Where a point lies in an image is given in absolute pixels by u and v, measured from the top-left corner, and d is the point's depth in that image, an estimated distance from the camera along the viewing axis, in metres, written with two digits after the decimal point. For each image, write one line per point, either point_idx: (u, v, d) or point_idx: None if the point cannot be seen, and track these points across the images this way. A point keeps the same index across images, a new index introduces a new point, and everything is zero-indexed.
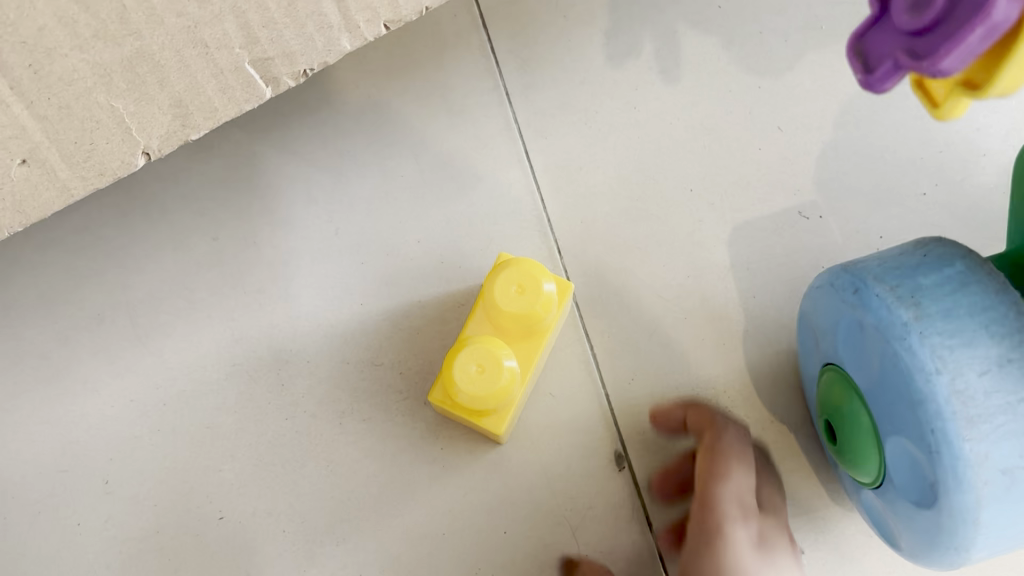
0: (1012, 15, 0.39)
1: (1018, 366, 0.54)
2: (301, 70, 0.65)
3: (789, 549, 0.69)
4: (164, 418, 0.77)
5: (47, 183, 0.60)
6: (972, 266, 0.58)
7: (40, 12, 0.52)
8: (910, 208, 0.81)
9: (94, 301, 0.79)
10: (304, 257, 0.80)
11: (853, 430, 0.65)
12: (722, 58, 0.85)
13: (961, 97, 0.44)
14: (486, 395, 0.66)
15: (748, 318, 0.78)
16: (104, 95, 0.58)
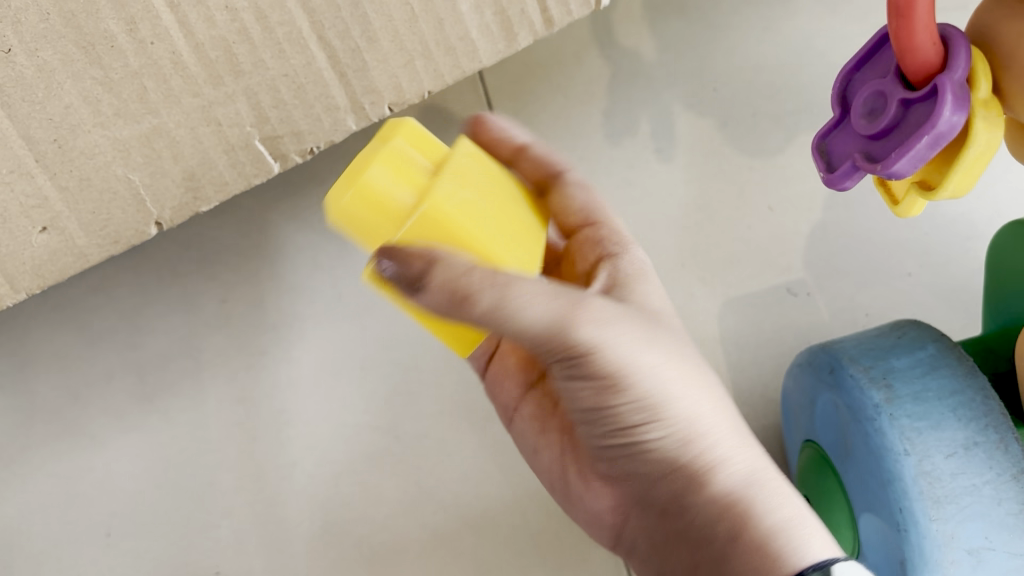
0: (957, 124, 0.41)
1: (983, 449, 0.56)
2: (309, 147, 0.66)
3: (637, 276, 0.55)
4: (167, 474, 0.80)
5: (65, 250, 0.63)
6: (943, 350, 0.61)
7: (67, 92, 0.58)
8: (897, 288, 0.84)
9: (106, 359, 0.82)
10: (307, 321, 0.83)
11: (828, 505, 0.68)
12: (716, 139, 0.87)
13: (917, 197, 0.48)
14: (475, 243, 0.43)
15: (737, 392, 0.82)
16: (122, 168, 0.62)
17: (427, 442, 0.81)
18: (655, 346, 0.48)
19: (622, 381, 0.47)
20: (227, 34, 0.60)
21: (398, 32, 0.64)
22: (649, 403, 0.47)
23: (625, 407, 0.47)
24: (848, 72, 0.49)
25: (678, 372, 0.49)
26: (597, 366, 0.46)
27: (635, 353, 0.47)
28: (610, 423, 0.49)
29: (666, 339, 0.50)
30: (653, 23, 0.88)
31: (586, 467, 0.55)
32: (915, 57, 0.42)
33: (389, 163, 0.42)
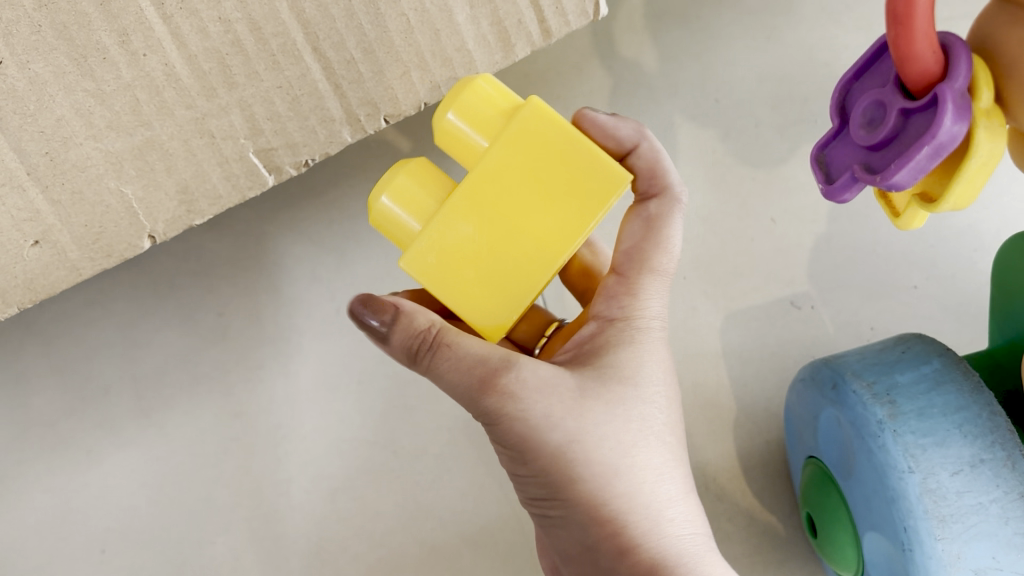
0: (956, 135, 0.40)
1: (990, 467, 0.55)
2: (304, 160, 0.65)
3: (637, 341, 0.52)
4: (162, 489, 0.79)
5: (58, 263, 0.62)
6: (949, 364, 0.59)
7: (58, 104, 0.57)
8: (902, 301, 0.83)
9: (102, 373, 0.81)
10: (305, 334, 0.82)
11: (831, 521, 0.67)
12: (719, 150, 0.86)
13: (918, 209, 0.47)
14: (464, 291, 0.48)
15: (739, 407, 0.81)
16: (114, 181, 0.60)
17: (426, 457, 0.80)
18: (584, 418, 0.48)
19: (531, 448, 0.48)
20: (220, 46, 0.58)
21: (393, 43, 0.62)
22: (554, 471, 0.49)
23: (530, 466, 0.49)
24: (847, 81, 0.48)
25: (604, 446, 0.49)
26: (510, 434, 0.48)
27: (551, 428, 0.48)
28: (524, 479, 0.51)
29: (609, 411, 0.49)
30: (655, 34, 0.87)
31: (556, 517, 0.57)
32: (914, 65, 0.41)
33: (392, 215, 0.48)
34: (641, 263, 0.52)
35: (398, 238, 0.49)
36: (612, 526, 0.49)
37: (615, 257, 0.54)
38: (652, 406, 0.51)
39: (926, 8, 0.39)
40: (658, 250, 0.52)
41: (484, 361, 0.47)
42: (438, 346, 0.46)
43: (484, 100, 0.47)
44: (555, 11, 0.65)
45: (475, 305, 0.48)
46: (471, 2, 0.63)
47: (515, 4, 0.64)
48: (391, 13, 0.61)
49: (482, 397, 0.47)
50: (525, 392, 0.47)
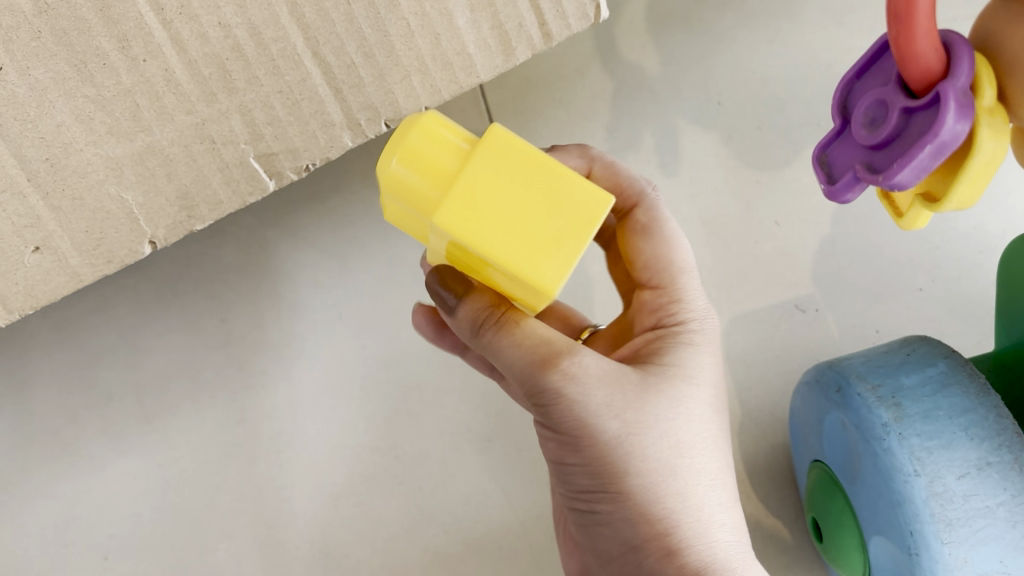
0: (960, 133, 0.40)
1: (997, 470, 0.54)
2: (305, 164, 0.64)
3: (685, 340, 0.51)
4: (165, 496, 0.79)
5: (58, 269, 0.61)
6: (954, 366, 0.59)
7: (58, 110, 0.56)
8: (908, 303, 0.82)
9: (105, 380, 0.81)
10: (308, 340, 0.82)
11: (836, 526, 0.66)
12: (722, 153, 0.85)
13: (922, 209, 0.46)
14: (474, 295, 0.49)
15: (744, 411, 0.80)
16: (114, 187, 0.60)
17: (428, 463, 0.80)
18: (642, 412, 0.47)
19: (584, 438, 0.47)
20: (220, 51, 0.58)
21: (394, 47, 0.62)
22: (609, 461, 0.47)
23: (580, 455, 0.47)
24: (849, 80, 0.47)
25: (661, 442, 0.48)
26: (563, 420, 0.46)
27: (609, 415, 0.46)
28: (573, 470, 0.49)
29: (668, 408, 0.48)
30: (657, 39, 0.87)
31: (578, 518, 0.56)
32: (915, 63, 0.41)
33: None
34: (667, 269, 0.53)
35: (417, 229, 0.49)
36: (661, 527, 0.48)
37: (638, 273, 0.55)
38: (704, 410, 0.50)
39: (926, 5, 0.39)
40: (678, 253, 0.54)
41: (548, 343, 0.45)
42: (504, 322, 0.45)
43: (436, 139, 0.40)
44: (556, 13, 0.65)
45: None
46: (471, 6, 0.63)
47: (515, 7, 0.64)
48: (391, 17, 0.61)
49: (537, 387, 0.46)
50: (591, 375, 0.46)
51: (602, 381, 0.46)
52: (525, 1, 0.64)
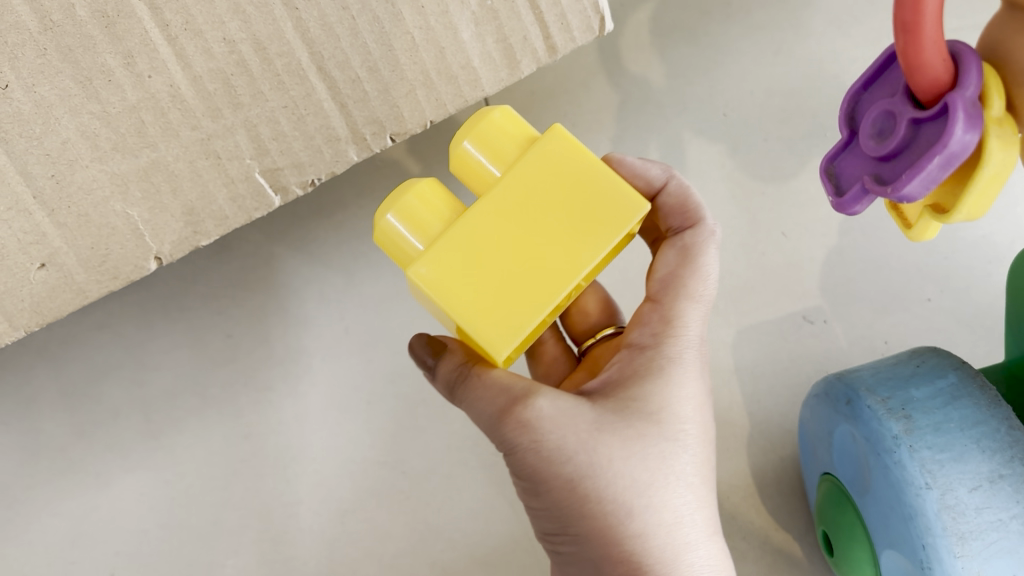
0: (968, 144, 0.40)
1: (1009, 483, 0.54)
2: (310, 179, 0.64)
3: (662, 371, 0.50)
4: (172, 512, 0.79)
5: (64, 286, 0.60)
6: (965, 378, 0.58)
7: (64, 127, 0.56)
8: (916, 314, 0.82)
9: (111, 396, 0.80)
10: (314, 355, 0.82)
11: (847, 539, 0.66)
12: (728, 164, 0.85)
13: (931, 220, 0.46)
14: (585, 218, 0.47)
15: (753, 424, 0.80)
16: (120, 204, 0.59)
17: (435, 477, 0.79)
18: (598, 452, 0.47)
19: (543, 479, 0.47)
20: (225, 67, 0.58)
21: (399, 62, 0.62)
22: (566, 503, 0.48)
23: (542, 497, 0.49)
24: (856, 92, 0.47)
25: (627, 486, 0.47)
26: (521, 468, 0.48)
27: (560, 459, 0.47)
28: (542, 512, 0.50)
29: (628, 448, 0.47)
30: (662, 50, 0.86)
31: None
32: (924, 73, 0.40)
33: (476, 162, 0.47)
34: (677, 289, 0.52)
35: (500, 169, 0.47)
36: (625, 567, 0.48)
37: (651, 286, 0.54)
38: (678, 447, 0.49)
39: (934, 16, 0.39)
40: (694, 276, 0.52)
41: (505, 391, 0.47)
42: (468, 376, 0.48)
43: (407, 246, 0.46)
44: (561, 26, 0.65)
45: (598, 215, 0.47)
46: (476, 20, 0.63)
47: (519, 20, 0.63)
48: (396, 32, 0.61)
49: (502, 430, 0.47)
50: (541, 421, 0.46)
51: (556, 425, 0.47)
52: (529, 15, 0.64)
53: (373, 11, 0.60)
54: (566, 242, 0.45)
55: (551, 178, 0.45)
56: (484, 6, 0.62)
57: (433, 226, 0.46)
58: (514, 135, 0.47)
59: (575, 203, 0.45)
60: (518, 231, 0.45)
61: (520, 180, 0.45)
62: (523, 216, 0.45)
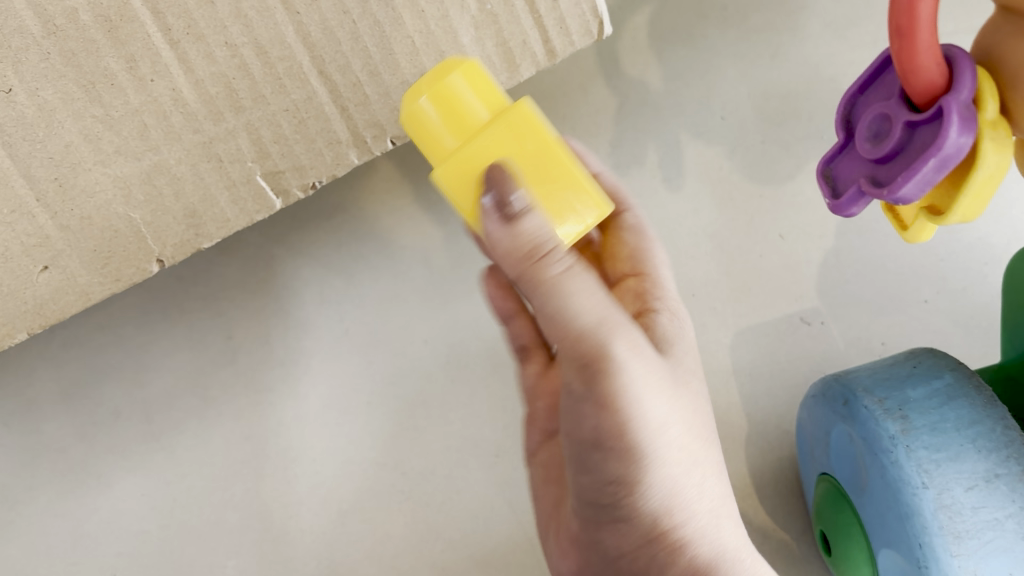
0: (963, 146, 0.40)
1: (1005, 482, 0.55)
2: (312, 182, 0.64)
3: (668, 323, 0.54)
4: (173, 513, 0.79)
5: (67, 288, 0.61)
6: (961, 378, 0.59)
7: (67, 130, 0.57)
8: (912, 315, 0.82)
9: (112, 398, 0.81)
10: (314, 356, 0.82)
11: (844, 538, 0.66)
12: (726, 167, 0.85)
13: (926, 221, 0.46)
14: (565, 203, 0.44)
15: (751, 424, 0.80)
16: (123, 206, 0.60)
17: (435, 479, 0.80)
18: (673, 395, 0.46)
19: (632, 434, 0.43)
20: (227, 71, 0.59)
21: (399, 65, 0.62)
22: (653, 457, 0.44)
23: (625, 453, 0.43)
24: (852, 95, 0.48)
25: (690, 435, 0.46)
26: (601, 407, 0.42)
27: (654, 395, 0.44)
28: (603, 463, 0.44)
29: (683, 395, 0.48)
30: (660, 53, 0.86)
31: (564, 527, 0.53)
32: (919, 77, 0.41)
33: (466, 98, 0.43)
34: (646, 261, 0.57)
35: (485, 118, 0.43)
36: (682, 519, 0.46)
37: (616, 267, 0.58)
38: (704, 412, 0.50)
39: (928, 20, 0.39)
40: (656, 250, 0.57)
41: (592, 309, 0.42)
42: (552, 258, 0.41)
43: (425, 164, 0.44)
44: (560, 30, 0.65)
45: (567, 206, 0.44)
46: (475, 24, 0.63)
47: (519, 24, 0.64)
48: (397, 36, 0.61)
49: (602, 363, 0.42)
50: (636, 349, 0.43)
51: (643, 356, 0.44)
52: (528, 19, 0.64)
53: (373, 15, 0.60)
54: (559, 210, 0.44)
55: (542, 145, 0.43)
56: (483, 9, 0.63)
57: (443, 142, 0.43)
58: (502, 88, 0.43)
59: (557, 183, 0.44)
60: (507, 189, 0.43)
61: (515, 138, 0.43)
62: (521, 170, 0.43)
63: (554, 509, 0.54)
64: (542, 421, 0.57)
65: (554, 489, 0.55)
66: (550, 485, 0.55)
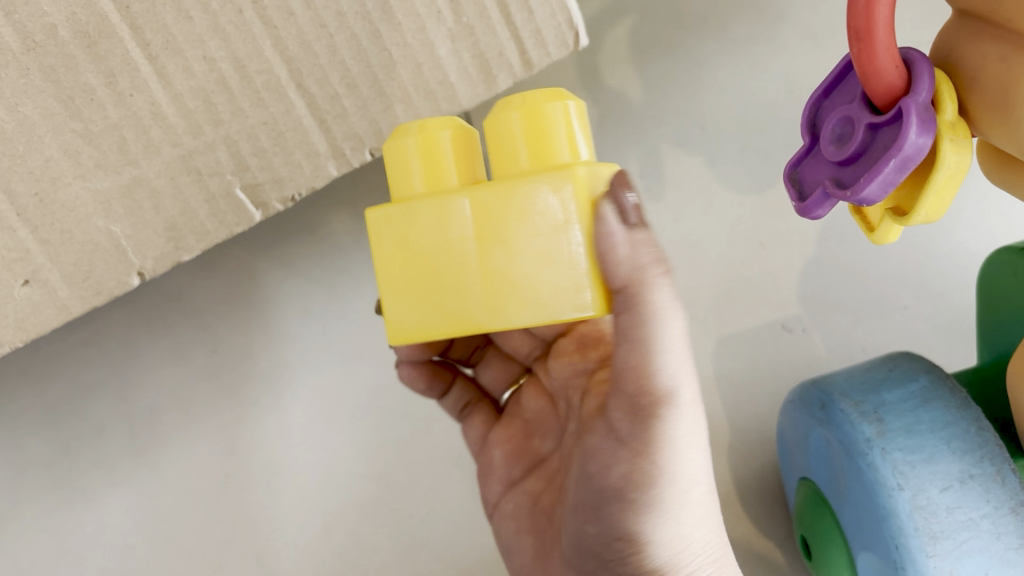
0: (922, 148, 0.41)
1: (979, 483, 0.55)
2: (291, 195, 0.64)
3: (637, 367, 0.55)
4: (158, 527, 0.81)
5: (48, 302, 0.60)
6: (936, 381, 0.59)
7: (47, 145, 0.56)
8: (895, 321, 0.84)
9: (96, 412, 0.81)
10: (296, 369, 0.82)
11: (825, 544, 0.66)
12: (706, 176, 0.86)
13: (892, 223, 0.47)
14: (541, 292, 0.42)
15: (732, 431, 0.82)
16: (103, 220, 0.59)
17: (418, 491, 0.81)
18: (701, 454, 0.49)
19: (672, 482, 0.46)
20: (205, 84, 0.58)
21: (377, 78, 0.62)
22: (672, 488, 0.46)
23: (662, 506, 0.46)
24: (816, 100, 0.49)
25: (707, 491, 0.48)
26: (644, 452, 0.45)
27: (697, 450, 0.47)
28: (634, 496, 0.45)
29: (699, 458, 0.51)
30: (640, 65, 0.86)
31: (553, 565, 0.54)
32: (879, 80, 0.42)
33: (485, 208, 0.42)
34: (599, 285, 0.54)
35: (453, 233, 0.42)
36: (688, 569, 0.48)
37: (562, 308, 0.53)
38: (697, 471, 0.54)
39: (885, 22, 0.40)
40: None
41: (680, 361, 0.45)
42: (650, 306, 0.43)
43: (395, 163, 0.44)
44: (536, 42, 0.63)
45: (534, 304, 0.42)
46: (452, 36, 0.62)
47: (494, 36, 0.62)
48: (374, 49, 0.60)
49: (652, 401, 0.45)
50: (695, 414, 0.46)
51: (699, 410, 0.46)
52: (504, 30, 0.62)
53: (351, 28, 0.59)
54: (529, 279, 0.42)
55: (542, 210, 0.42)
56: (460, 22, 0.61)
57: (439, 181, 0.43)
58: (576, 143, 0.42)
59: (550, 277, 0.42)
60: (492, 261, 0.42)
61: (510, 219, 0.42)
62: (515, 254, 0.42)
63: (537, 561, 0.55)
64: (501, 470, 0.61)
65: (533, 537, 0.56)
66: (528, 533, 0.57)
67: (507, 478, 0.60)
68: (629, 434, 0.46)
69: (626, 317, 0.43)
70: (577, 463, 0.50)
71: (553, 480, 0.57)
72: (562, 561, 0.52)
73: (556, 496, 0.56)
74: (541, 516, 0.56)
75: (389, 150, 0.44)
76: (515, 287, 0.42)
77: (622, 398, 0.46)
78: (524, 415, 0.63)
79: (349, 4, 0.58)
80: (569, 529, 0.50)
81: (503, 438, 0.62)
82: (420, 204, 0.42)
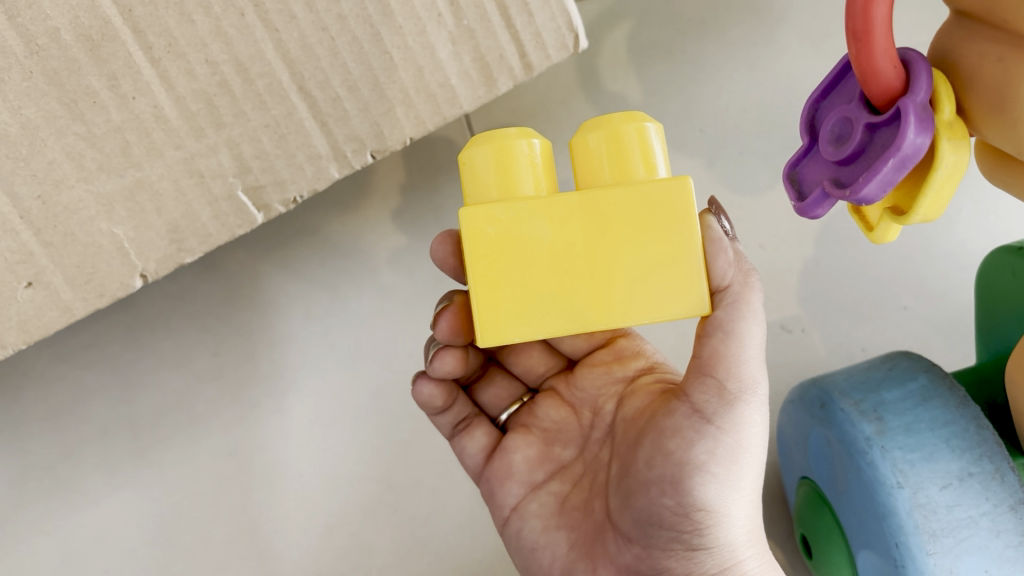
0: (921, 148, 0.41)
1: (978, 481, 0.55)
2: (293, 197, 0.64)
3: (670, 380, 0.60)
4: (160, 529, 0.81)
5: (50, 305, 0.60)
6: (935, 380, 0.60)
7: (50, 148, 0.56)
8: (893, 321, 0.84)
9: (99, 415, 0.81)
10: (297, 371, 0.83)
11: (826, 543, 0.67)
12: (706, 178, 0.86)
13: (890, 222, 0.47)
14: (656, 293, 0.44)
15: None
16: (105, 222, 0.59)
17: (421, 491, 0.81)
18: None
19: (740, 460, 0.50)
20: (207, 87, 0.58)
21: (378, 81, 0.61)
22: (739, 463, 0.49)
23: (728, 479, 0.49)
24: (815, 101, 0.49)
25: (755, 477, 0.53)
26: (721, 426, 0.49)
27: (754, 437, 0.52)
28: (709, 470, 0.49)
29: None
30: (639, 69, 0.87)
31: (601, 559, 0.54)
32: (877, 80, 0.42)
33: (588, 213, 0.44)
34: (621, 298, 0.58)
35: (554, 240, 0.44)
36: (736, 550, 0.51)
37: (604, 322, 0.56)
38: None
39: (883, 23, 0.40)
40: None
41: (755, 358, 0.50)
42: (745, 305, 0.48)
43: (474, 176, 0.45)
44: (536, 45, 0.63)
45: (647, 302, 0.44)
46: (452, 39, 0.62)
47: (494, 39, 0.62)
48: (376, 52, 0.60)
49: (735, 384, 0.48)
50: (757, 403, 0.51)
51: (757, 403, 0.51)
52: (504, 33, 0.62)
53: (352, 32, 0.59)
54: (639, 275, 0.44)
55: (658, 215, 0.44)
56: (460, 26, 0.61)
57: (522, 192, 0.44)
58: (654, 155, 0.44)
59: (655, 276, 0.44)
60: (597, 263, 0.44)
61: (621, 224, 0.44)
62: (610, 258, 0.44)
63: (578, 554, 0.55)
64: (521, 473, 0.59)
65: (572, 531, 0.56)
66: (564, 530, 0.57)
67: (530, 481, 0.59)
68: (714, 410, 0.49)
69: (725, 311, 0.48)
70: (644, 444, 0.52)
71: (588, 484, 0.58)
72: (616, 539, 0.53)
73: (601, 495, 0.56)
74: (576, 513, 0.57)
75: (467, 164, 0.45)
76: (625, 284, 0.44)
77: (698, 380, 0.50)
78: (540, 425, 0.62)
79: (351, 7, 0.58)
80: (629, 505, 0.52)
81: (521, 444, 0.61)
82: (526, 207, 0.44)
